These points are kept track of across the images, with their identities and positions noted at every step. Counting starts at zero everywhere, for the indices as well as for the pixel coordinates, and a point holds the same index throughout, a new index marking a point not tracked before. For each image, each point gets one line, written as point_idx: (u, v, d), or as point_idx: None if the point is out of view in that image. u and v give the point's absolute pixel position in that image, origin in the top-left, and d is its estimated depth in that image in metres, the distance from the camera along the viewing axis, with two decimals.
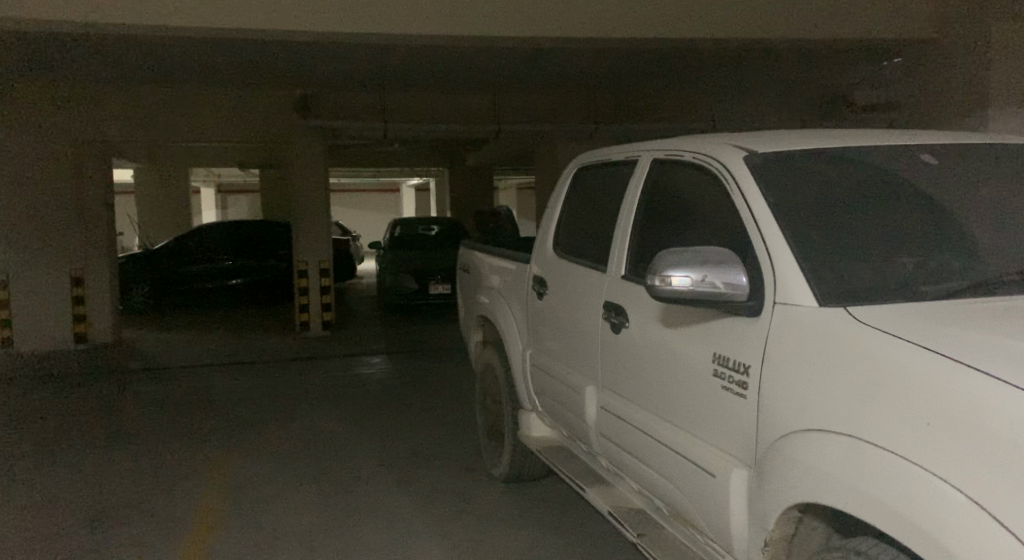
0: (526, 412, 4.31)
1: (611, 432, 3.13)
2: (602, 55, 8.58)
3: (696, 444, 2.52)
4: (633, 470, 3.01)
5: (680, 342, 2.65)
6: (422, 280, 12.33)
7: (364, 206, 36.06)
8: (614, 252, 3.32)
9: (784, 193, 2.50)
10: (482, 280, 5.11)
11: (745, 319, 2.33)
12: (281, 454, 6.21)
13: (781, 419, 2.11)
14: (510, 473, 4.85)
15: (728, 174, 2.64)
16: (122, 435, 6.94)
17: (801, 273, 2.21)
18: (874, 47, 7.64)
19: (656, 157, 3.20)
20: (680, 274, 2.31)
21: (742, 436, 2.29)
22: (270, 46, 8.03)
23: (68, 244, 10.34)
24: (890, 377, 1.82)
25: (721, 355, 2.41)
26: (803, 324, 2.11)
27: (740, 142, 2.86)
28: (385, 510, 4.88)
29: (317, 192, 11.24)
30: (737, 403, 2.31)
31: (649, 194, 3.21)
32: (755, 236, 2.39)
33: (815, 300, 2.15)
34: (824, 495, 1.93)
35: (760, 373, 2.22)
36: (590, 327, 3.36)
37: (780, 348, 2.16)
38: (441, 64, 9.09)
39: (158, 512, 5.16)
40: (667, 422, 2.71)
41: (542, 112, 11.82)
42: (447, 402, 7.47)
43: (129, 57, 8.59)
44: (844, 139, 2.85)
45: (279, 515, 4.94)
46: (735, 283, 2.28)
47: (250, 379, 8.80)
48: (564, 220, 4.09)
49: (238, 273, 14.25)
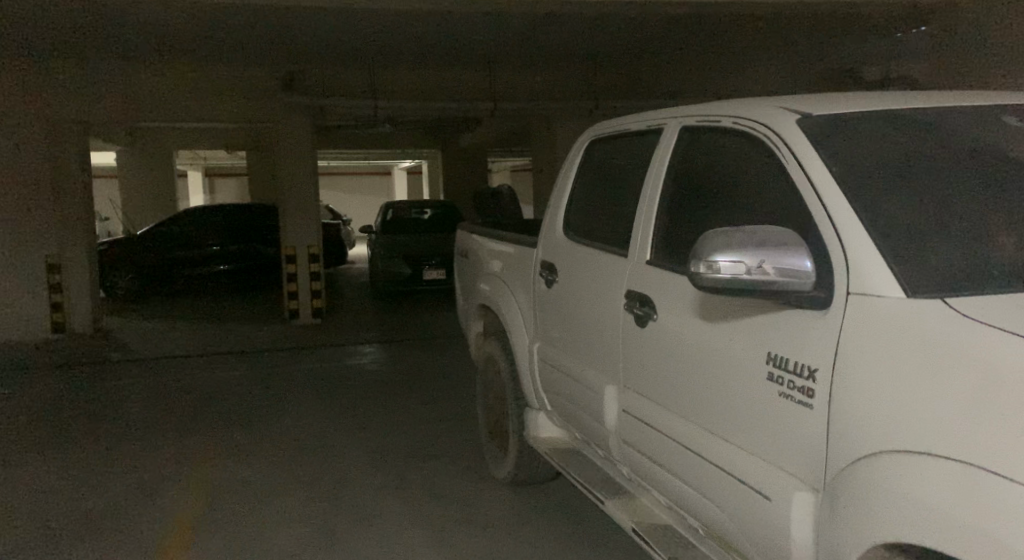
0: (533, 411, 3.93)
1: (635, 439, 2.76)
2: (607, 23, 8.13)
3: (746, 460, 2.14)
4: (662, 483, 2.63)
5: (721, 342, 2.27)
6: (416, 265, 11.92)
7: (354, 189, 35.59)
8: (635, 235, 2.94)
9: (849, 161, 2.12)
10: (483, 265, 4.69)
11: (808, 312, 1.95)
12: (268, 453, 5.80)
13: (856, 434, 1.74)
14: (513, 476, 4.47)
15: (779, 139, 2.25)
16: (101, 431, 6.51)
17: (881, 255, 1.84)
18: (890, 13, 7.17)
19: (686, 125, 2.82)
20: (729, 260, 1.93)
21: (809, 454, 1.90)
22: (258, 14, 7.54)
23: (41, 227, 9.86)
24: (1012, 389, 1.43)
25: (776, 354, 2.03)
26: (890, 316, 1.73)
27: (788, 104, 2.46)
28: (380, 516, 4.47)
29: (306, 173, 10.76)
30: (801, 415, 1.93)
31: (677, 167, 2.82)
32: (818, 210, 2.01)
33: (901, 290, 1.77)
34: (918, 534, 1.54)
35: (831, 379, 1.83)
36: (610, 320, 2.97)
37: (855, 345, 1.78)
38: (429, 33, 8.61)
39: (134, 517, 4.70)
40: (706, 431, 2.34)
41: (537, 89, 11.41)
42: (444, 396, 7.10)
43: (98, 28, 8.04)
44: (909, 99, 2.48)
45: (265, 521, 4.51)
46: (799, 271, 1.89)
47: (236, 371, 8.38)
48: (576, 197, 3.70)
49: (225, 259, 13.80)
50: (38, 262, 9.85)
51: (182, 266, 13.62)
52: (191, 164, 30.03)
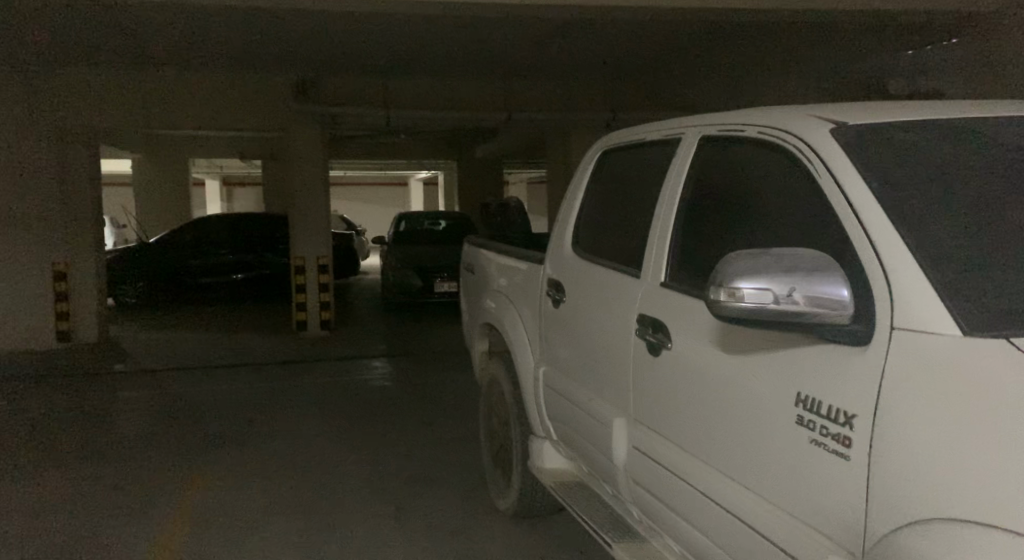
0: (538, 440, 3.68)
1: (645, 479, 2.52)
2: (625, 31, 7.90)
3: (772, 513, 1.88)
4: (675, 530, 2.39)
5: (744, 377, 2.03)
6: (428, 277, 11.74)
7: (370, 199, 35.70)
8: (649, 253, 2.70)
9: (891, 178, 1.89)
10: (489, 280, 4.46)
11: (844, 348, 1.70)
12: (264, 470, 5.57)
13: (900, 494, 1.48)
14: (517, 507, 4.20)
15: (809, 150, 2.02)
16: (95, 442, 6.32)
17: (931, 287, 1.60)
18: (922, 23, 6.88)
19: (705, 134, 2.58)
20: (753, 287, 1.69)
21: (845, 514, 1.65)
22: (270, 21, 7.39)
23: (52, 240, 9.77)
24: None
25: (806, 396, 1.79)
26: (944, 357, 1.48)
27: (821, 112, 2.23)
28: (374, 545, 4.21)
29: (317, 183, 10.61)
30: (837, 467, 1.67)
31: (695, 181, 2.59)
32: (855, 230, 1.77)
33: (956, 328, 1.53)
34: None
35: (871, 428, 1.58)
36: (620, 345, 2.73)
37: (902, 391, 1.52)
38: (443, 41, 8.43)
39: (121, 533, 4.48)
40: (725, 476, 2.09)
41: (554, 99, 11.21)
42: (452, 417, 6.85)
43: (105, 35, 7.94)
44: (952, 111, 2.25)
45: (254, 543, 4.28)
46: (835, 300, 1.64)
47: (240, 384, 8.19)
48: (586, 211, 3.48)
49: (239, 268, 13.71)
50: (43, 270, 9.71)
51: (194, 274, 13.55)
52: (210, 173, 30.18)
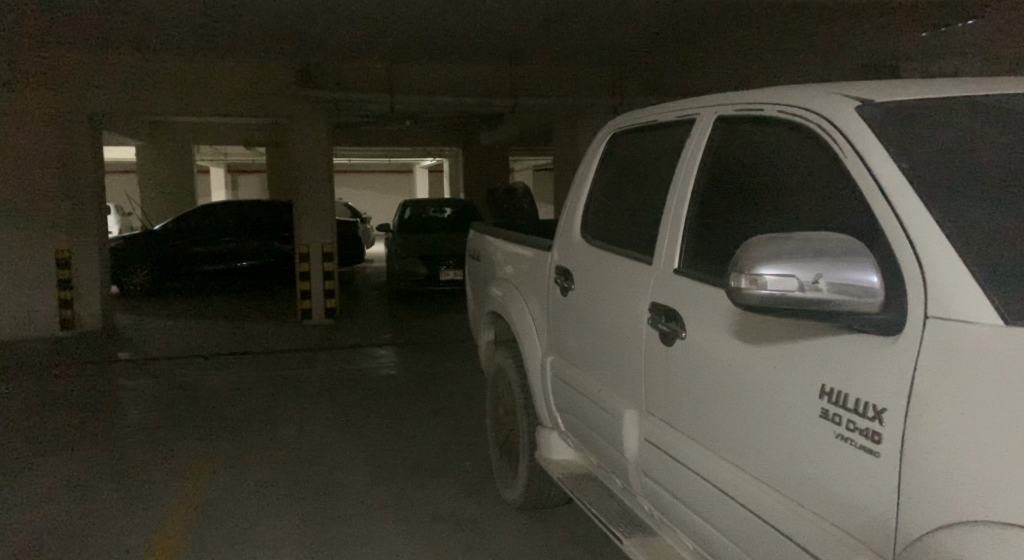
0: (545, 431, 3.60)
1: (658, 473, 2.43)
2: (635, 13, 7.74)
3: (794, 513, 1.79)
4: (690, 526, 2.30)
5: (764, 369, 1.93)
6: (433, 265, 11.65)
7: (376, 186, 35.62)
8: (661, 238, 2.60)
9: (921, 159, 1.78)
10: (496, 267, 4.36)
11: (874, 338, 1.60)
12: (269, 458, 5.52)
13: (935, 493, 1.39)
14: (525, 499, 4.12)
15: (835, 129, 1.91)
16: (99, 430, 6.28)
17: (968, 273, 1.49)
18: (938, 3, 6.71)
19: (721, 115, 2.47)
20: (775, 274, 1.59)
21: (874, 514, 1.56)
22: (272, 5, 7.25)
23: (54, 224, 9.70)
24: None
25: (832, 388, 1.69)
26: (984, 346, 1.37)
27: (846, 90, 2.12)
28: (381, 536, 4.15)
29: (321, 170, 10.52)
30: (866, 465, 1.58)
31: (710, 164, 2.49)
32: (886, 214, 1.66)
33: (998, 316, 1.41)
34: None
35: (903, 422, 1.48)
36: (631, 335, 2.63)
37: (938, 383, 1.42)
38: (447, 25, 8.31)
39: (124, 521, 4.43)
40: (743, 471, 2.00)
41: (561, 84, 11.08)
42: (458, 406, 6.78)
43: (105, 20, 7.84)
44: (986, 88, 2.13)
45: (258, 533, 4.23)
46: (864, 287, 1.54)
47: (244, 373, 8.14)
48: (596, 196, 3.38)
49: (243, 255, 13.67)
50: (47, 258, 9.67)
51: (198, 262, 13.51)
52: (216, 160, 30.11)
